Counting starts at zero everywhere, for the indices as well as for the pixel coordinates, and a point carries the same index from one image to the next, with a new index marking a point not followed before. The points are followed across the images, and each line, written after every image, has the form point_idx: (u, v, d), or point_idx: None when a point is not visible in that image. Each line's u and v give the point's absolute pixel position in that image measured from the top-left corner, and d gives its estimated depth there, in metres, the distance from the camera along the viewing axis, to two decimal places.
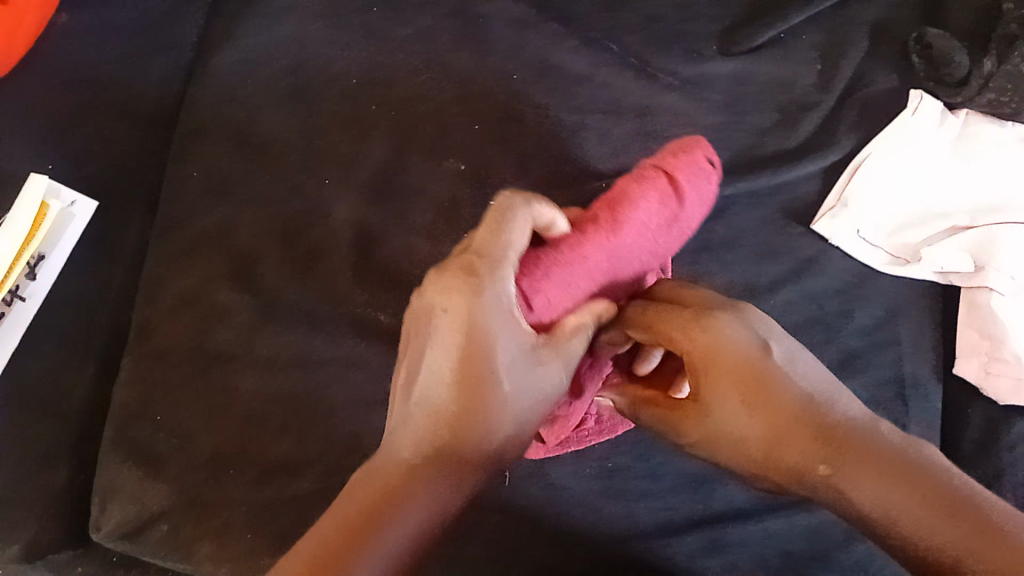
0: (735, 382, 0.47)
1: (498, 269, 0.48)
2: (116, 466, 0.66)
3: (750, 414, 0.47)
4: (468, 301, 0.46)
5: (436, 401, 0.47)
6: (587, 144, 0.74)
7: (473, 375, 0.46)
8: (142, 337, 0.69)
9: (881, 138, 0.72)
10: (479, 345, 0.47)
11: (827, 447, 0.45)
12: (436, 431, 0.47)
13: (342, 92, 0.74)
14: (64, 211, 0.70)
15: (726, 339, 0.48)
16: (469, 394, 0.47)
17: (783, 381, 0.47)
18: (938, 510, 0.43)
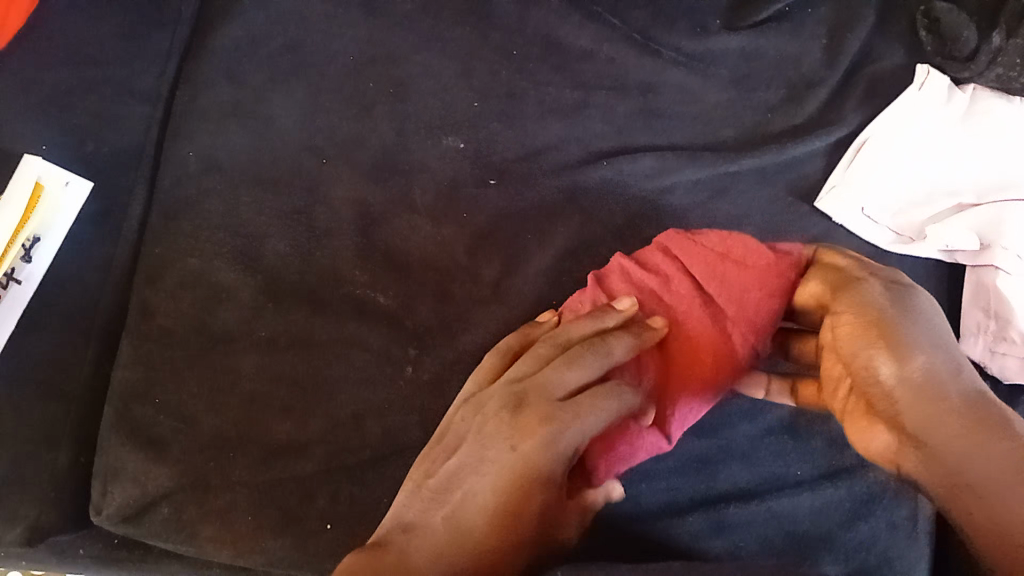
0: (863, 329, 0.54)
1: (575, 433, 0.55)
2: (117, 447, 0.65)
3: (865, 342, 0.54)
4: (538, 443, 0.54)
5: (471, 504, 0.54)
6: (592, 122, 0.73)
7: (507, 504, 0.54)
8: (143, 318, 0.68)
9: (885, 116, 0.71)
10: (535, 480, 0.55)
11: (912, 374, 0.52)
12: (458, 529, 0.53)
13: (343, 69, 0.74)
14: (59, 190, 0.70)
15: (868, 295, 0.57)
16: (503, 510, 0.54)
17: (911, 338, 0.53)
18: (1013, 473, 0.45)
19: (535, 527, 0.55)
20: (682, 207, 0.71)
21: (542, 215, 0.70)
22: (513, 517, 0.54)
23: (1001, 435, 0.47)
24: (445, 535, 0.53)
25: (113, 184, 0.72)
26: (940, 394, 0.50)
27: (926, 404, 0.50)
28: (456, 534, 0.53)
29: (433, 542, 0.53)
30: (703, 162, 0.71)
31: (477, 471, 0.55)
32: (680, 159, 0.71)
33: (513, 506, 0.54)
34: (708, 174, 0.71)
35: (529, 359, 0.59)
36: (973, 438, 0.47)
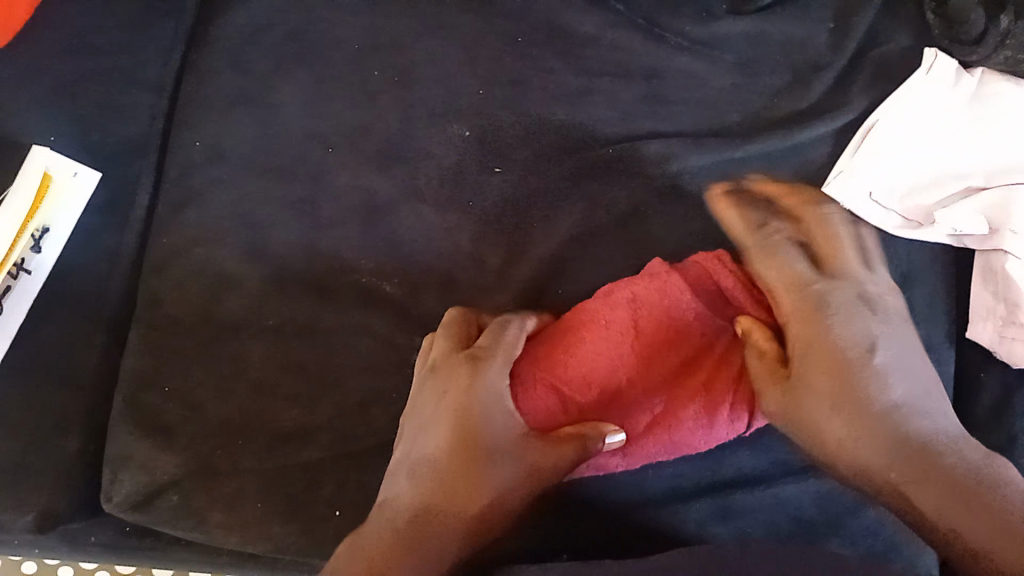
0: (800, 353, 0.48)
1: (497, 371, 0.57)
2: (126, 435, 0.66)
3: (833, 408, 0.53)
4: (466, 385, 0.56)
5: (424, 459, 0.54)
6: (596, 108, 0.72)
7: (461, 442, 0.54)
8: (150, 307, 0.68)
9: (893, 99, 0.71)
10: (475, 434, 0.54)
11: (916, 455, 0.49)
12: (420, 501, 0.52)
13: (347, 57, 0.74)
14: (69, 180, 0.71)
15: (831, 335, 0.55)
16: (461, 476, 0.53)
17: (863, 380, 0.53)
18: (951, 493, 0.47)
19: (495, 486, 0.53)
20: (686, 192, 0.70)
21: (547, 202, 0.70)
22: (464, 482, 0.52)
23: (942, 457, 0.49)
24: (399, 514, 0.51)
25: (119, 174, 0.72)
26: (898, 436, 0.51)
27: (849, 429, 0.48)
28: (420, 501, 0.52)
29: (402, 511, 0.52)
30: (709, 148, 0.70)
31: (424, 440, 0.55)
32: (685, 145, 0.71)
33: (464, 466, 0.53)
34: (714, 160, 0.70)
35: (443, 339, 0.59)
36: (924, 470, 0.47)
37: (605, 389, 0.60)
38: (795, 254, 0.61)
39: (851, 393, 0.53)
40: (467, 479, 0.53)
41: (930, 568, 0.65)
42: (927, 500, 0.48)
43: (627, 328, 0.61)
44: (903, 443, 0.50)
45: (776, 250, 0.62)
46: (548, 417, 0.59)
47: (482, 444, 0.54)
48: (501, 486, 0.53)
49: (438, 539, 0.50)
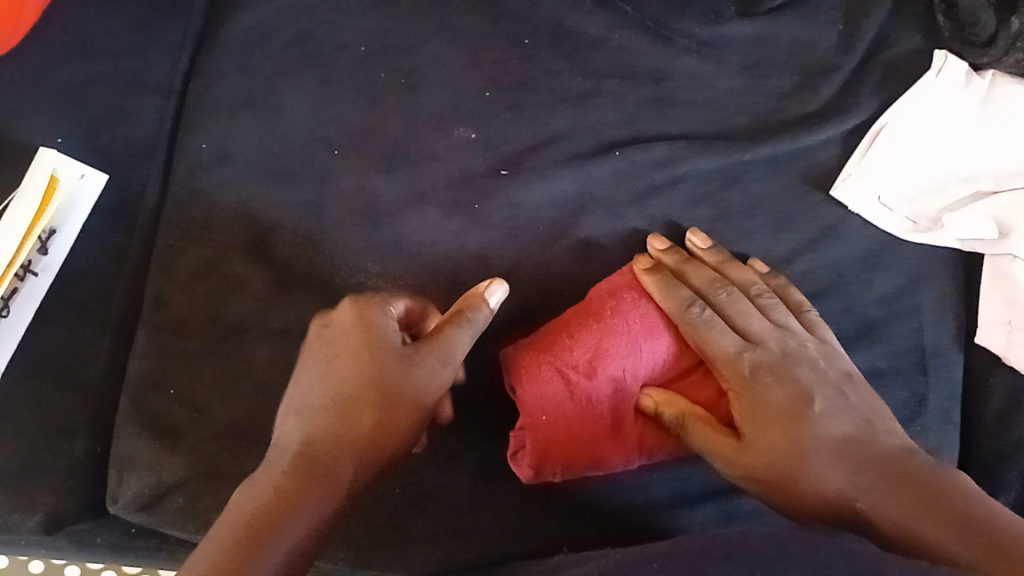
0: (757, 403, 0.57)
1: (382, 309, 0.57)
2: (132, 437, 0.66)
3: (781, 438, 0.56)
4: (347, 318, 0.56)
5: (304, 396, 0.54)
6: (603, 109, 0.72)
7: (343, 373, 0.54)
8: (156, 309, 0.68)
9: (903, 102, 0.71)
10: (368, 364, 0.54)
11: (874, 481, 0.53)
12: (314, 437, 0.53)
13: (353, 59, 0.74)
14: (77, 182, 0.71)
15: (781, 379, 0.58)
16: (356, 404, 0.53)
17: (819, 418, 0.57)
18: (924, 508, 0.50)
19: (381, 416, 0.53)
20: (692, 196, 0.70)
21: (552, 206, 0.70)
22: (361, 409, 0.53)
23: (909, 465, 0.54)
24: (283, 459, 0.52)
25: (127, 177, 0.73)
26: (861, 463, 0.54)
27: (798, 454, 0.55)
28: (309, 439, 0.53)
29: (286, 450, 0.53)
30: (715, 151, 0.70)
31: (312, 372, 0.55)
32: (691, 148, 0.70)
33: (357, 395, 0.53)
34: (721, 163, 0.70)
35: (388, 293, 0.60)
36: (881, 481, 0.53)
37: (612, 386, 0.60)
38: (757, 288, 0.64)
39: (801, 431, 0.56)
40: (347, 411, 0.53)
41: None
42: (896, 515, 0.51)
43: (635, 325, 0.61)
44: (861, 469, 0.54)
45: (744, 305, 0.62)
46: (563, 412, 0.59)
47: (374, 370, 0.54)
48: (404, 410, 0.54)
49: (321, 489, 0.51)
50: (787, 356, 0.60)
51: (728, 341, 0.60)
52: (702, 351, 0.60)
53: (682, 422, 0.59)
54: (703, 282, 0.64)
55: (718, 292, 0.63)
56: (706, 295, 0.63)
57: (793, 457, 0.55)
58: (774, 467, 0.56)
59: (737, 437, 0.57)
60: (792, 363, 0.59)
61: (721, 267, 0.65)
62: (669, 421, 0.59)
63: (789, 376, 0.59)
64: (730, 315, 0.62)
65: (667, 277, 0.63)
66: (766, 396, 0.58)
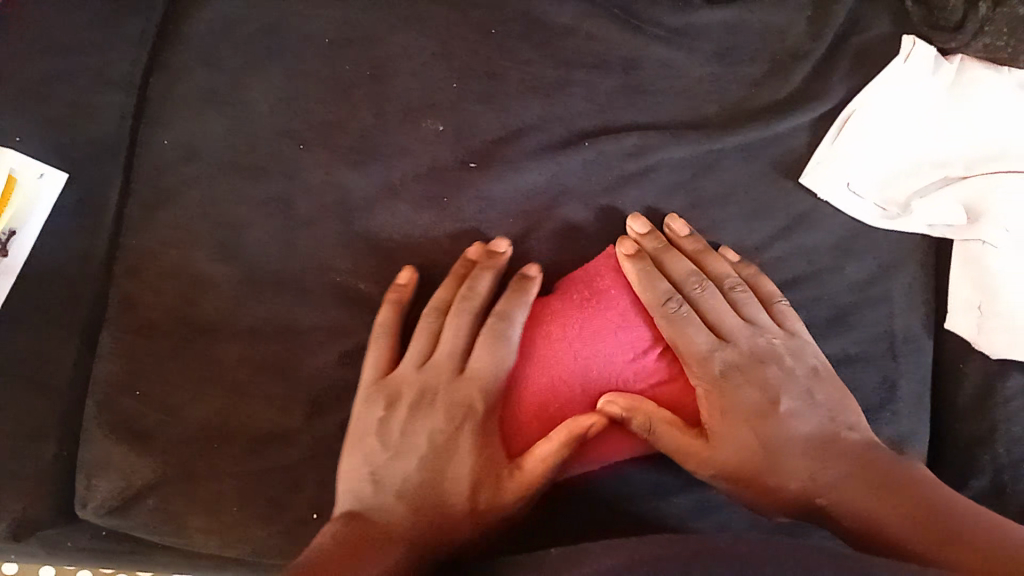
0: (727, 404, 0.58)
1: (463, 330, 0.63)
2: (100, 441, 0.65)
3: (749, 438, 0.57)
4: (434, 318, 0.64)
5: (406, 462, 0.57)
6: (575, 99, 0.71)
7: (449, 434, 0.58)
8: (122, 311, 0.67)
9: (871, 88, 0.71)
10: (473, 445, 0.58)
11: (840, 477, 0.54)
12: (413, 491, 0.55)
13: (319, 50, 0.73)
14: (35, 182, 0.70)
15: (751, 379, 0.59)
16: (450, 474, 0.56)
17: (788, 419, 0.57)
18: (889, 504, 0.51)
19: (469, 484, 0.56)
20: (665, 185, 0.70)
21: (526, 199, 0.69)
22: (456, 480, 0.56)
23: (869, 463, 0.55)
24: (414, 511, 0.54)
25: (89, 173, 0.71)
26: (827, 460, 0.55)
27: (764, 455, 0.56)
28: (427, 499, 0.55)
29: (400, 525, 0.53)
30: (687, 140, 0.70)
31: (454, 457, 0.57)
32: (664, 137, 0.70)
33: (439, 465, 0.56)
34: (692, 153, 0.70)
35: (446, 284, 0.65)
36: (844, 478, 0.54)
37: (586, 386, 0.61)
38: (731, 280, 0.64)
39: (768, 431, 0.57)
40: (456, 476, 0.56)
41: None
42: (860, 513, 0.52)
43: (620, 319, 0.63)
44: (826, 467, 0.55)
45: (715, 300, 0.63)
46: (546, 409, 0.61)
47: (467, 454, 0.57)
48: (462, 473, 0.56)
49: (401, 541, 0.52)
50: (756, 355, 0.60)
51: (700, 339, 0.61)
52: (675, 347, 0.61)
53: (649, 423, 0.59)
54: (680, 274, 0.64)
55: (692, 285, 0.63)
56: (681, 288, 0.63)
57: (760, 455, 0.56)
58: (742, 467, 0.57)
59: (707, 437, 0.58)
60: (762, 363, 0.60)
61: (698, 256, 0.65)
62: (637, 428, 0.59)
63: (759, 376, 0.59)
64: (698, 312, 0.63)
65: (647, 269, 0.63)
66: (733, 396, 0.59)
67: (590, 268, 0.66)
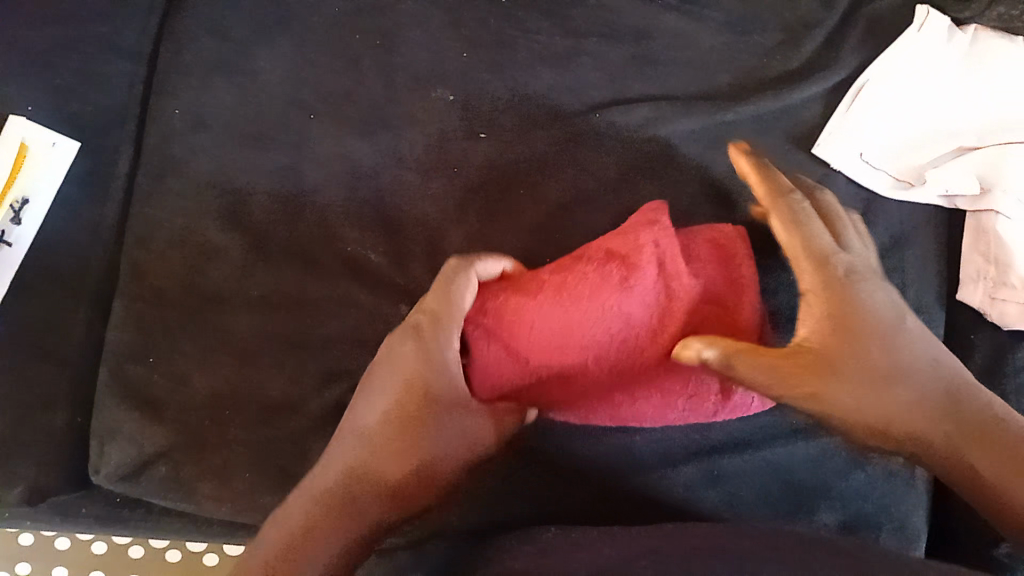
0: (839, 330, 0.53)
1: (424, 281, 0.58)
2: (112, 408, 0.65)
3: (861, 371, 0.53)
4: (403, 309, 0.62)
5: (362, 414, 0.55)
6: (584, 68, 0.71)
7: (404, 382, 0.54)
8: (133, 279, 0.67)
9: (884, 59, 0.71)
10: (428, 387, 0.54)
11: (956, 428, 0.51)
12: (369, 445, 0.53)
13: (328, 19, 0.73)
14: (47, 150, 0.70)
15: (861, 302, 0.54)
16: (400, 423, 0.53)
17: (901, 356, 0.54)
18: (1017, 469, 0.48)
19: (423, 437, 0.53)
20: (677, 155, 0.69)
21: (535, 169, 0.69)
22: (409, 430, 0.53)
23: (996, 421, 0.51)
24: (360, 464, 0.52)
25: (101, 143, 0.71)
26: (942, 406, 0.52)
27: (878, 379, 0.52)
28: (378, 451, 0.53)
29: (342, 483, 0.52)
30: (697, 111, 0.70)
31: (406, 407, 0.54)
32: (674, 109, 0.70)
33: (395, 415, 0.54)
34: (703, 124, 0.70)
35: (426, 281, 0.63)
36: (967, 435, 0.51)
37: (555, 359, 0.59)
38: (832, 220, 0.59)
39: (878, 366, 0.53)
40: (410, 427, 0.53)
41: (920, 532, 0.63)
42: (992, 474, 0.49)
43: (619, 305, 0.58)
44: (943, 416, 0.52)
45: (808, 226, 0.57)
46: (504, 375, 0.59)
47: (421, 402, 0.54)
48: (416, 420, 0.54)
49: (348, 514, 0.50)
50: (861, 280, 0.56)
51: (802, 269, 0.56)
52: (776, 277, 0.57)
53: (726, 359, 0.52)
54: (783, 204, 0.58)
55: (800, 214, 0.58)
56: (789, 217, 0.58)
57: (875, 391, 0.52)
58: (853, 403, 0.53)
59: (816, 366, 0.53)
60: (869, 286, 0.56)
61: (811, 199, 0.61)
62: (717, 366, 0.53)
63: (869, 301, 0.55)
64: (797, 229, 0.57)
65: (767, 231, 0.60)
66: (845, 316, 0.54)
67: (627, 230, 0.61)
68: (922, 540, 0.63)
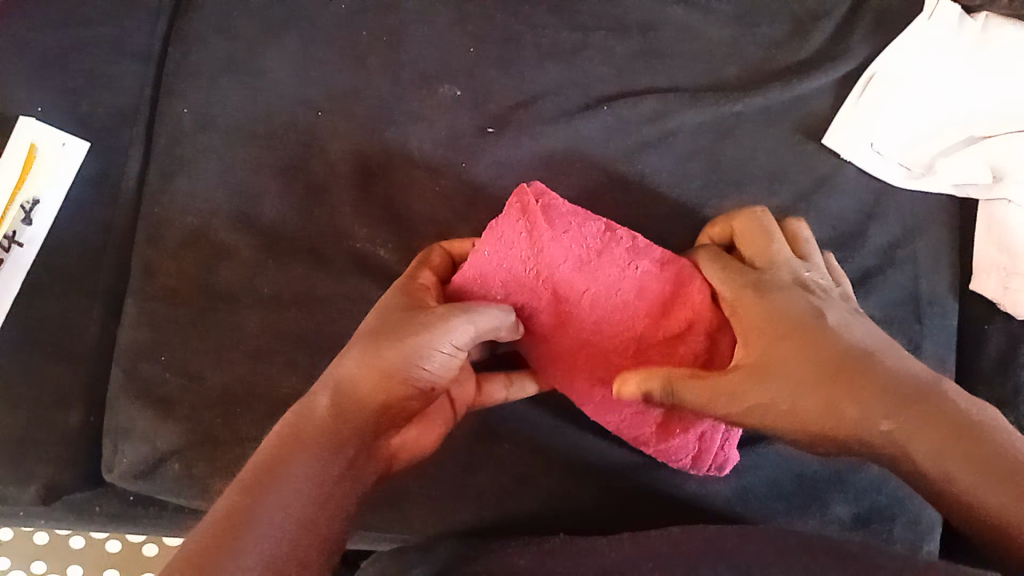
0: (764, 343, 0.50)
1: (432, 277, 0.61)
2: (127, 407, 0.65)
3: (792, 373, 0.48)
4: None
5: (328, 369, 0.51)
6: (591, 63, 0.71)
7: (381, 306, 0.54)
8: (145, 277, 0.68)
9: (893, 49, 0.70)
10: (396, 304, 0.54)
11: (911, 412, 0.44)
12: (328, 396, 0.50)
13: (336, 17, 0.73)
14: (58, 150, 0.70)
15: (782, 309, 0.50)
16: (363, 344, 0.51)
17: (844, 350, 0.48)
18: (981, 462, 0.41)
19: (382, 351, 0.50)
20: (685, 149, 0.69)
21: (543, 163, 0.68)
22: (370, 350, 0.50)
23: (955, 408, 0.43)
24: (315, 416, 0.49)
25: (110, 143, 0.72)
26: (897, 392, 0.45)
27: (822, 383, 0.47)
28: (334, 399, 0.50)
29: (270, 457, 0.46)
30: (706, 104, 0.69)
31: (376, 320, 0.53)
32: (682, 101, 0.69)
33: (362, 335, 0.52)
34: (712, 116, 0.69)
35: None
36: (927, 428, 0.43)
37: (553, 278, 0.55)
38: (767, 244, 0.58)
39: (810, 363, 0.48)
40: (373, 348, 0.50)
41: (935, 525, 0.62)
42: (956, 473, 0.42)
43: (641, 269, 0.56)
44: (895, 402, 0.44)
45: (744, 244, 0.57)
46: (505, 270, 0.55)
47: (387, 315, 0.53)
48: (382, 334, 0.51)
49: (272, 491, 0.44)
50: (784, 288, 0.52)
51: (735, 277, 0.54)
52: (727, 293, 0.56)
53: (671, 389, 0.50)
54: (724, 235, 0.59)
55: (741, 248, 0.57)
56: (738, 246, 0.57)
57: (814, 406, 0.47)
58: (795, 414, 0.47)
59: (738, 379, 0.49)
60: (791, 290, 0.52)
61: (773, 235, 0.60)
62: (660, 396, 0.51)
63: (790, 307, 0.50)
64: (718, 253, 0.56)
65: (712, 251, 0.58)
66: (766, 322, 0.50)
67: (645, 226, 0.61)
68: (937, 534, 0.62)
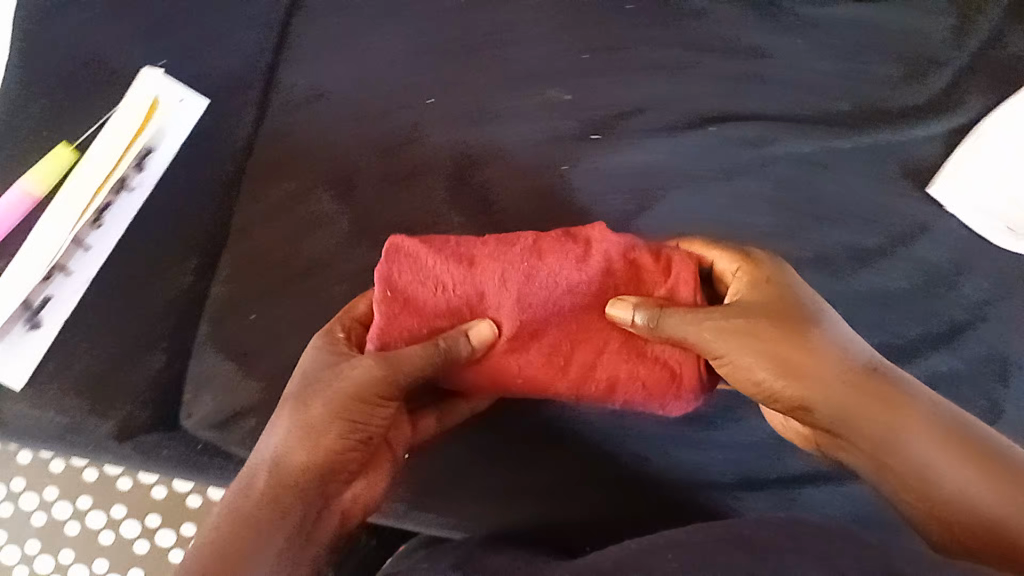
0: (744, 300, 0.50)
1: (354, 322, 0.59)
2: (212, 357, 0.68)
3: (771, 322, 0.48)
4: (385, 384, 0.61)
5: (262, 441, 0.51)
6: (699, 80, 0.71)
7: (304, 370, 0.53)
8: (241, 238, 0.71)
9: (1008, 106, 0.69)
10: (319, 364, 0.52)
11: (875, 391, 0.45)
12: (265, 472, 0.49)
13: (452, 7, 0.75)
14: (176, 104, 0.74)
15: (773, 275, 0.52)
16: (297, 410, 0.50)
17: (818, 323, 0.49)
18: (949, 445, 0.42)
19: (321, 417, 0.49)
20: (782, 177, 0.68)
21: (640, 175, 0.69)
22: (304, 420, 0.50)
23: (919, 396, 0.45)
24: (255, 496, 0.48)
25: (224, 103, 0.74)
26: (860, 368, 0.47)
27: (789, 331, 0.48)
28: (271, 475, 0.49)
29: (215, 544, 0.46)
30: (813, 135, 0.69)
31: (309, 381, 0.51)
32: (788, 130, 0.69)
33: (294, 402, 0.51)
34: (814, 148, 0.69)
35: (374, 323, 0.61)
36: (892, 410, 0.44)
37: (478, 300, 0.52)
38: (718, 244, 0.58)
39: (790, 320, 0.49)
40: (306, 416, 0.50)
41: None
42: (925, 454, 0.43)
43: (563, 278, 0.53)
44: (863, 380, 0.46)
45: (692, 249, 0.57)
46: (420, 303, 0.52)
47: (316, 377, 0.51)
48: (314, 399, 0.50)
49: None
50: (770, 260, 0.54)
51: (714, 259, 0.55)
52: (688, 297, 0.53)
53: (657, 319, 0.50)
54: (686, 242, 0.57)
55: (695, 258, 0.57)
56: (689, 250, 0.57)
57: (789, 353, 0.47)
58: (762, 359, 0.48)
59: (716, 317, 0.49)
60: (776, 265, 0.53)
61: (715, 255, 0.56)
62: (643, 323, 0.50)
63: (770, 275, 0.52)
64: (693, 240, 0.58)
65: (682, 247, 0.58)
66: (750, 286, 0.51)
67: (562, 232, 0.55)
68: None
